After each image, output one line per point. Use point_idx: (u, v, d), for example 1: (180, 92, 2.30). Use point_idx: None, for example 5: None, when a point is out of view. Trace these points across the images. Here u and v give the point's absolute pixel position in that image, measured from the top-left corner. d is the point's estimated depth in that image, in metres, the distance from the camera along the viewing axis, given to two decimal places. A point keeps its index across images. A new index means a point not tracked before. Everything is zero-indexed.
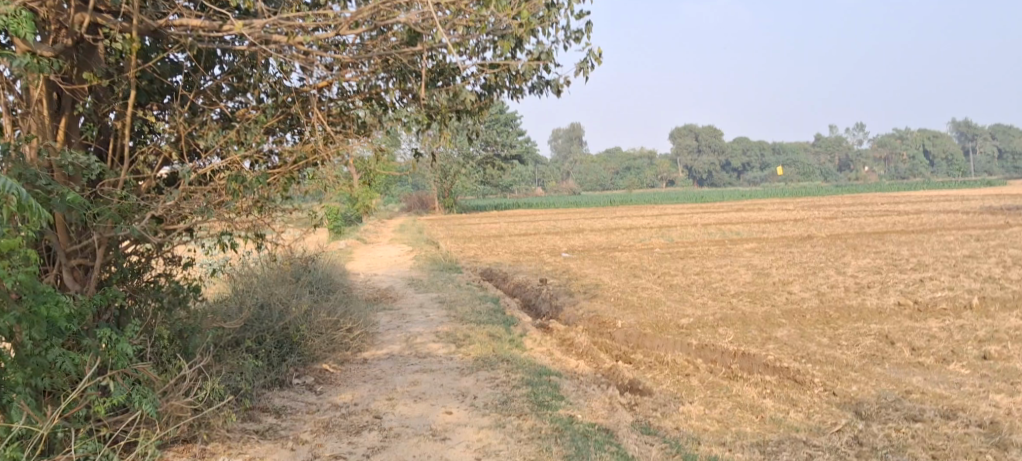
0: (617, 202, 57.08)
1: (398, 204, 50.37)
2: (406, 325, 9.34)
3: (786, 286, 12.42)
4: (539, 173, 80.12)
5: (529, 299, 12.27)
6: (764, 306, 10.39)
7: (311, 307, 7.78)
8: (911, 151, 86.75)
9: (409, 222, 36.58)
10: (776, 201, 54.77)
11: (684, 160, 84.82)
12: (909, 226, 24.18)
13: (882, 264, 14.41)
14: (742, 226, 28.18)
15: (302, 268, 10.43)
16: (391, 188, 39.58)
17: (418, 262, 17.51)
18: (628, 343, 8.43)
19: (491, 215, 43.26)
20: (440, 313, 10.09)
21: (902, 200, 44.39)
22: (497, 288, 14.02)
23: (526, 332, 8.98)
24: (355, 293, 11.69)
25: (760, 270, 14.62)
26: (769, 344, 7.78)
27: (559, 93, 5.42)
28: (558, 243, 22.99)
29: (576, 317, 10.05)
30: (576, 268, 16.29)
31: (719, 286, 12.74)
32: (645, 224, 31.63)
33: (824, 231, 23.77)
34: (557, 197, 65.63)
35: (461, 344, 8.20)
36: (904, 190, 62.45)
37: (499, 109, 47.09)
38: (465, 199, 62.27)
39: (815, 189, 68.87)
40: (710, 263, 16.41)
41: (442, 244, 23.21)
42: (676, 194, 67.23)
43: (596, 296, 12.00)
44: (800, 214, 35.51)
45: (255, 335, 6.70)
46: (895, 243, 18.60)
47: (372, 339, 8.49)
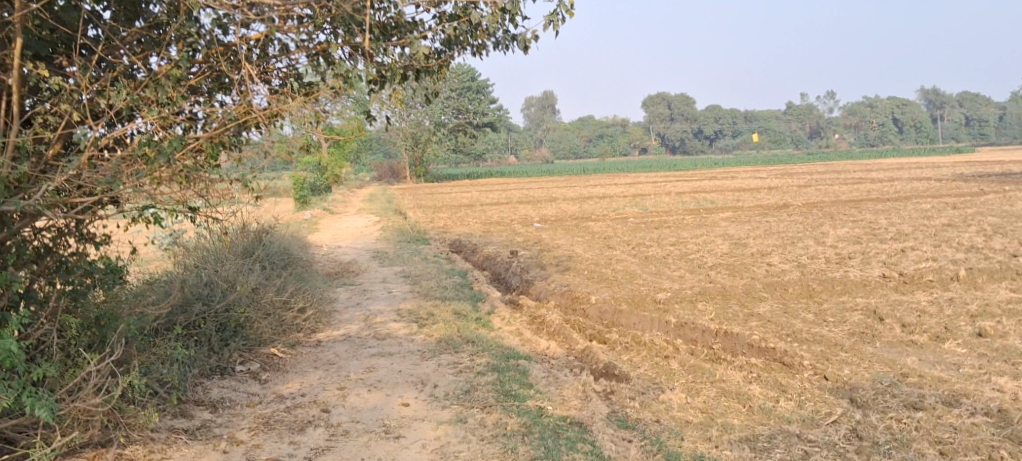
0: (590, 171, 56.61)
1: (368, 173, 49.34)
2: (366, 302, 8.73)
3: (764, 257, 11.99)
4: (511, 141, 79.24)
5: (499, 272, 11.70)
6: (744, 278, 9.95)
7: (260, 283, 7.08)
8: (881, 119, 87.19)
9: (377, 191, 35.68)
10: (748, 169, 54.55)
11: (657, 128, 84.46)
12: (884, 194, 23.96)
13: (861, 234, 14.05)
14: (716, 195, 27.83)
15: (256, 241, 9.73)
16: (360, 157, 38.60)
17: (385, 233, 16.83)
18: (602, 321, 7.92)
19: (463, 184, 42.53)
20: (403, 289, 9.50)
21: (875, 168, 44.37)
22: (466, 260, 13.42)
23: (494, 309, 8.42)
24: (314, 268, 11.02)
25: (737, 241, 14.18)
26: (752, 321, 7.29)
27: (527, 48, 4.87)
28: (530, 212, 22.41)
29: (547, 292, 9.51)
30: (548, 238, 15.77)
31: (696, 258, 12.27)
32: (619, 193, 31.20)
33: (799, 200, 23.48)
34: (530, 166, 64.91)
35: (423, 323, 7.61)
36: (874, 158, 62.67)
37: (471, 76, 46.03)
38: (436, 168, 61.35)
39: (787, 157, 68.89)
40: (685, 233, 15.97)
41: (410, 214, 22.50)
42: (647, 162, 66.90)
43: (569, 268, 11.46)
44: (774, 182, 35.28)
45: (190, 319, 6.00)
46: (872, 211, 18.29)
47: (328, 319, 7.87)
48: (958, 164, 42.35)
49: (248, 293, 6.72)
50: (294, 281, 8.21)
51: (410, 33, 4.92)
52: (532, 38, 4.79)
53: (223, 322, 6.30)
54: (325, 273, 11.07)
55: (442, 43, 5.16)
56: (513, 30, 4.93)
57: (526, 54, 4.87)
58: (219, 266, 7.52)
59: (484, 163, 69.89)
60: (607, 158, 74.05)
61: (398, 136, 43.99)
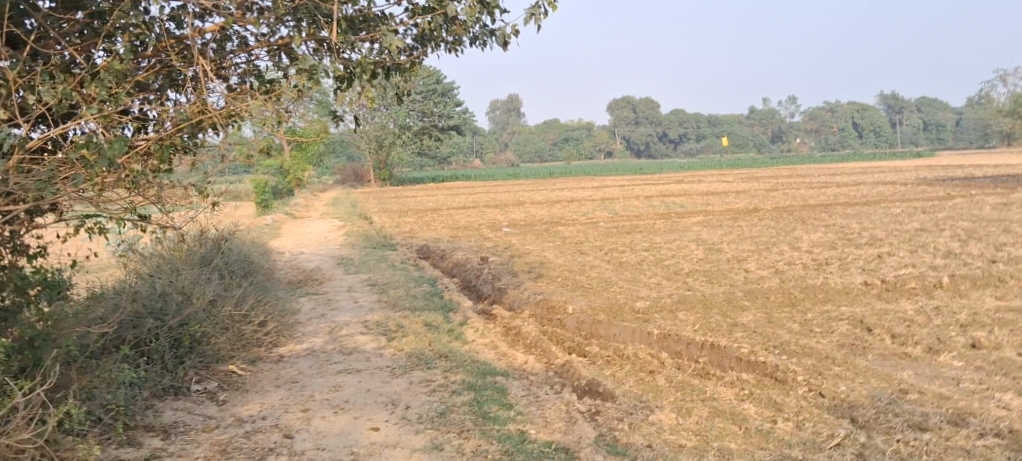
0: (557, 174, 56.48)
1: (332, 175, 48.52)
2: (331, 313, 8.26)
3: (741, 263, 11.78)
4: (477, 144, 78.87)
5: (470, 279, 11.29)
6: (723, 286, 9.71)
7: (217, 295, 6.54)
8: (841, 125, 88.72)
9: (341, 195, 35.00)
10: (713, 173, 54.91)
11: (622, 132, 84.78)
12: (851, 198, 24.13)
13: (835, 239, 13.95)
14: (685, 198, 27.79)
15: (214, 248, 9.19)
16: (324, 159, 37.87)
17: (350, 239, 16.30)
18: (580, 332, 7.58)
19: (430, 187, 42.00)
20: (370, 298, 9.04)
21: (839, 171, 44.93)
22: (436, 267, 12.99)
23: (467, 319, 8.02)
24: (276, 277, 10.49)
25: (711, 246, 13.99)
26: (737, 333, 7.01)
27: (507, 44, 4.48)
28: (499, 216, 22.04)
29: (521, 300, 9.13)
30: (519, 243, 15.42)
31: (671, 264, 12.02)
32: (588, 196, 31.04)
33: (768, 204, 23.51)
34: (496, 169, 64.56)
35: (393, 336, 7.17)
36: (835, 162, 63.61)
37: (437, 79, 45.48)
38: (402, 171, 60.72)
39: (750, 160, 69.61)
40: (658, 238, 15.76)
41: (376, 218, 21.99)
42: (613, 165, 67.02)
43: (542, 275, 11.10)
44: (741, 186, 35.43)
45: (138, 336, 5.47)
46: (842, 215, 18.30)
47: (291, 331, 7.37)
48: (920, 168, 43.07)
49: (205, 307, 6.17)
50: (254, 292, 7.68)
51: (380, 27, 4.51)
52: (512, 33, 4.42)
53: (176, 337, 5.76)
54: (288, 281, 10.55)
55: (414, 39, 4.76)
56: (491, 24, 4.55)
57: (506, 51, 4.48)
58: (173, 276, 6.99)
59: (450, 167, 69.46)
60: (573, 162, 74.13)
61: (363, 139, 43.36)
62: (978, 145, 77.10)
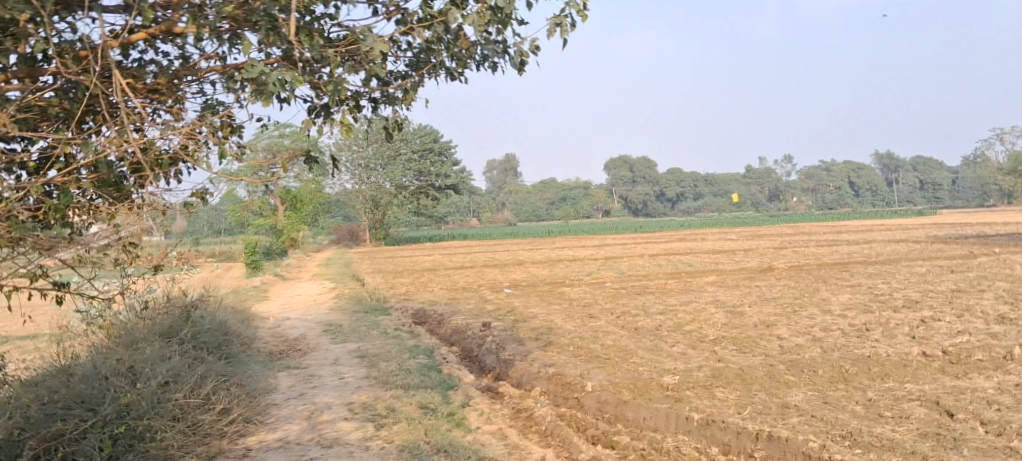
0: (556, 233, 55.47)
1: (328, 235, 47.46)
2: (312, 392, 7.12)
3: (770, 329, 10.65)
4: (475, 204, 78.28)
5: (471, 348, 10.14)
6: (758, 357, 8.60)
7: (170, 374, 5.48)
8: (839, 183, 88.36)
9: (337, 255, 33.93)
10: (711, 230, 53.87)
11: (619, 191, 84.06)
12: (866, 257, 23.06)
13: (866, 301, 12.86)
14: (691, 257, 26.67)
15: (181, 317, 8.11)
16: (319, 220, 36.89)
17: (341, 302, 15.17)
18: (603, 414, 6.45)
19: (427, 247, 40.91)
20: (358, 374, 7.89)
21: (841, 229, 44.06)
22: (433, 334, 11.83)
23: (469, 399, 6.87)
24: (254, 347, 9.35)
25: (732, 309, 12.86)
26: (793, 419, 5.90)
27: (523, 64, 3.55)
28: (500, 277, 20.91)
29: (530, 375, 7.98)
30: (522, 306, 14.28)
31: (693, 329, 10.88)
32: (590, 255, 29.97)
33: (781, 263, 22.46)
34: (492, 228, 63.54)
35: (382, 422, 6.02)
36: (834, 220, 62.71)
37: (434, 138, 44.84)
38: (398, 230, 59.60)
39: (751, 219, 68.74)
40: (672, 300, 14.62)
41: (370, 279, 20.85)
42: (611, 224, 66.02)
43: (552, 343, 9.95)
44: (748, 244, 34.34)
45: (47, 435, 4.39)
46: (863, 275, 17.27)
47: (262, 416, 6.24)
48: (925, 226, 42.38)
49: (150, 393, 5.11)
50: (223, 369, 6.59)
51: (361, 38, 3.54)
52: (531, 50, 3.50)
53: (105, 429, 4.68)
54: (267, 352, 9.40)
55: (406, 64, 3.85)
56: (502, 40, 3.64)
57: (522, 74, 3.56)
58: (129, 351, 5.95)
59: (447, 226, 68.62)
60: (570, 221, 73.47)
61: (359, 198, 42.52)
62: (975, 202, 76.90)
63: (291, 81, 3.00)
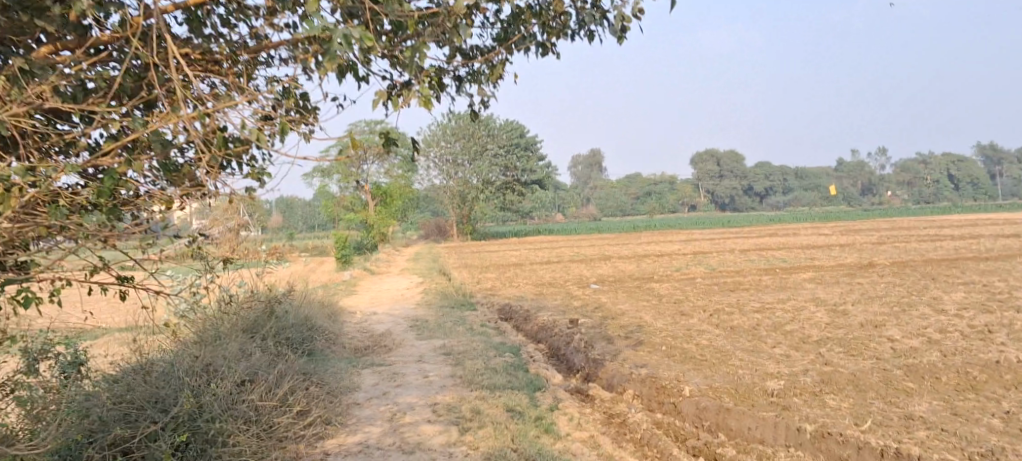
0: (641, 228, 54.50)
1: (414, 231, 48.02)
2: (394, 390, 6.94)
3: (880, 329, 9.82)
4: (558, 199, 78.09)
5: (558, 347, 9.76)
6: (870, 360, 7.89)
7: (244, 375, 5.52)
8: (941, 175, 83.44)
9: (423, 250, 34.18)
10: (802, 225, 51.88)
11: (706, 185, 81.81)
12: (977, 252, 21.49)
13: (985, 300, 11.79)
14: (784, 253, 25.52)
15: (265, 312, 8.12)
16: (406, 216, 37.22)
17: (426, 297, 15.09)
18: (703, 423, 5.98)
19: (511, 242, 40.87)
20: (442, 372, 7.65)
21: (947, 224, 41.43)
22: (518, 331, 11.52)
23: (557, 402, 6.51)
24: (339, 343, 9.27)
25: (835, 307, 12.02)
26: (920, 433, 5.27)
27: (624, 30, 3.17)
28: (585, 272, 20.47)
29: (620, 376, 7.53)
30: (609, 302, 13.79)
31: (794, 329, 10.17)
32: (677, 250, 29.15)
33: (883, 258, 21.16)
34: (575, 224, 62.92)
35: (466, 426, 5.74)
36: (938, 214, 59.20)
37: (519, 133, 44.70)
38: (483, 226, 59.89)
39: (846, 213, 65.74)
40: (767, 297, 13.84)
41: (454, 274, 20.76)
42: (697, 219, 64.39)
43: (642, 342, 9.46)
44: (843, 239, 32.76)
45: (120, 437, 4.50)
46: (977, 272, 15.98)
47: (343, 416, 6.10)
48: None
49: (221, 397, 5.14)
50: (302, 366, 6.58)
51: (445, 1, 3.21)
52: (633, 14, 3.12)
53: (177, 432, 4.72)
54: (353, 348, 9.30)
55: (494, 37, 3.51)
56: (599, 5, 3.26)
57: (621, 42, 3.18)
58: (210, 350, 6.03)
59: (532, 221, 68.56)
60: (655, 215, 72.15)
61: (445, 194, 42.77)
62: None
63: (360, 37, 2.65)
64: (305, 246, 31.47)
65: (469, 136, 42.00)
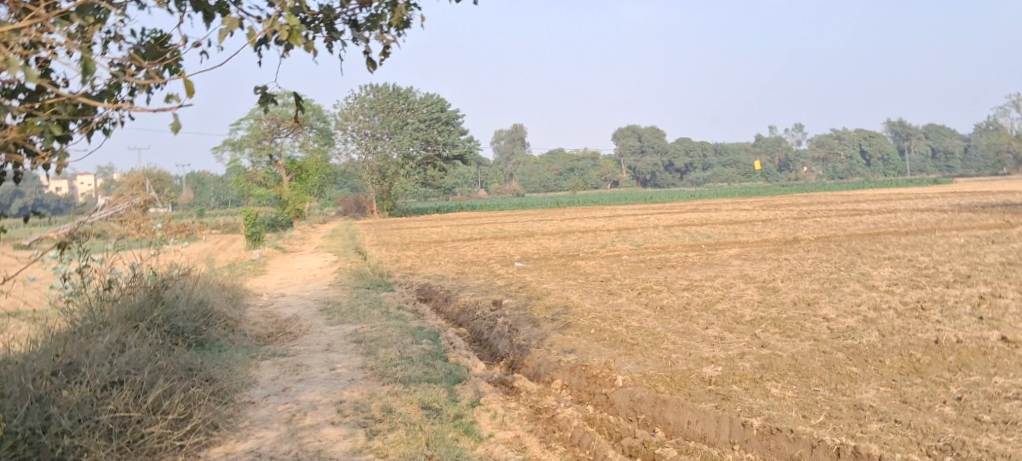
0: (565, 203, 54.38)
1: (333, 207, 46.34)
2: (296, 386, 6.08)
3: (812, 308, 9.57)
4: (482, 175, 77.37)
5: (481, 331, 9.10)
6: (807, 342, 7.57)
7: (114, 375, 4.59)
8: (850, 153, 86.61)
9: (341, 227, 32.87)
10: (721, 201, 52.71)
11: (628, 161, 82.26)
12: (892, 227, 21.96)
13: (911, 276, 11.78)
14: (708, 228, 25.56)
15: (150, 297, 7.10)
16: (325, 191, 35.66)
17: (340, 277, 14.20)
18: (638, 417, 5.45)
19: (434, 218, 39.90)
20: (352, 364, 6.85)
21: (860, 198, 42.94)
22: (438, 314, 10.82)
23: (480, 396, 5.87)
24: (239, 330, 8.34)
25: (764, 285, 11.80)
26: (873, 425, 4.88)
27: None
28: (509, 249, 19.84)
29: (548, 364, 6.94)
30: (535, 282, 13.22)
31: (727, 309, 9.83)
32: (602, 226, 28.88)
33: (805, 233, 21.37)
34: (499, 200, 62.11)
35: (375, 429, 5.01)
36: (848, 190, 61.27)
37: (440, 107, 43.62)
38: (405, 202, 58.45)
39: (762, 188, 67.29)
40: (695, 274, 13.56)
41: (373, 252, 19.81)
42: (620, 195, 64.67)
43: (571, 325, 8.92)
44: (763, 214, 33.26)
45: None
46: (897, 246, 16.14)
47: (233, 419, 5.17)
48: (943, 195, 41.14)
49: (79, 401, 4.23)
50: (190, 358, 5.64)
51: None
52: None
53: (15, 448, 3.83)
54: (254, 336, 8.40)
55: None
56: None
57: None
58: (75, 344, 5.04)
59: (455, 197, 67.61)
60: (578, 191, 72.16)
61: (365, 169, 41.37)
62: (989, 171, 75.41)
63: None
64: (215, 223, 29.77)
65: (388, 110, 42.05)
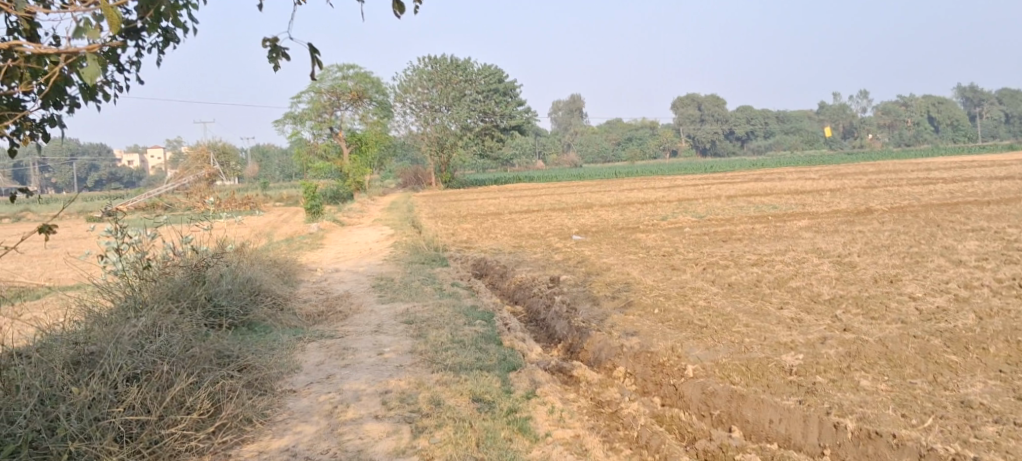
0: (622, 174, 53.35)
1: (391, 180, 46.44)
2: (341, 373, 5.71)
3: (896, 286, 8.77)
4: (540, 145, 76.75)
5: (537, 310, 8.63)
6: (896, 325, 6.85)
7: (138, 366, 4.34)
8: (922, 117, 82.53)
9: (399, 199, 32.88)
10: (783, 170, 50.75)
11: (687, 130, 80.12)
12: (975, 196, 20.55)
13: (1003, 250, 10.79)
14: (775, 199, 24.47)
15: (193, 277, 6.84)
16: (383, 164, 35.62)
17: (395, 252, 13.87)
18: (712, 413, 4.92)
19: (491, 190, 39.51)
20: (402, 348, 6.46)
21: (932, 166, 40.86)
22: (493, 291, 10.39)
23: (536, 385, 5.41)
24: (288, 309, 8.03)
25: (841, 260, 10.97)
26: (987, 428, 4.24)
27: None
28: (567, 221, 19.28)
29: (609, 349, 6.43)
30: (594, 256, 12.65)
31: (801, 287, 9.10)
32: (663, 197, 27.98)
33: (880, 203, 20.16)
34: (556, 170, 61.36)
35: (423, 424, 4.61)
36: (920, 157, 58.26)
37: (497, 78, 42.93)
38: (462, 173, 58.26)
39: (828, 157, 64.64)
40: (764, 248, 12.78)
41: (429, 225, 19.52)
42: (680, 165, 63.02)
43: (633, 304, 8.35)
44: (832, 183, 31.76)
45: None
46: (983, 217, 14.98)
47: (270, 411, 4.84)
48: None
49: (94, 397, 3.98)
50: (228, 344, 5.33)
51: None
52: None
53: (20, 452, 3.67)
54: (304, 314, 8.11)
55: None
56: None
57: None
58: (107, 327, 4.83)
59: (512, 168, 66.96)
60: (637, 161, 70.70)
61: (422, 141, 41.16)
62: None
63: None
64: (276, 196, 29.98)
65: (446, 81, 41.57)
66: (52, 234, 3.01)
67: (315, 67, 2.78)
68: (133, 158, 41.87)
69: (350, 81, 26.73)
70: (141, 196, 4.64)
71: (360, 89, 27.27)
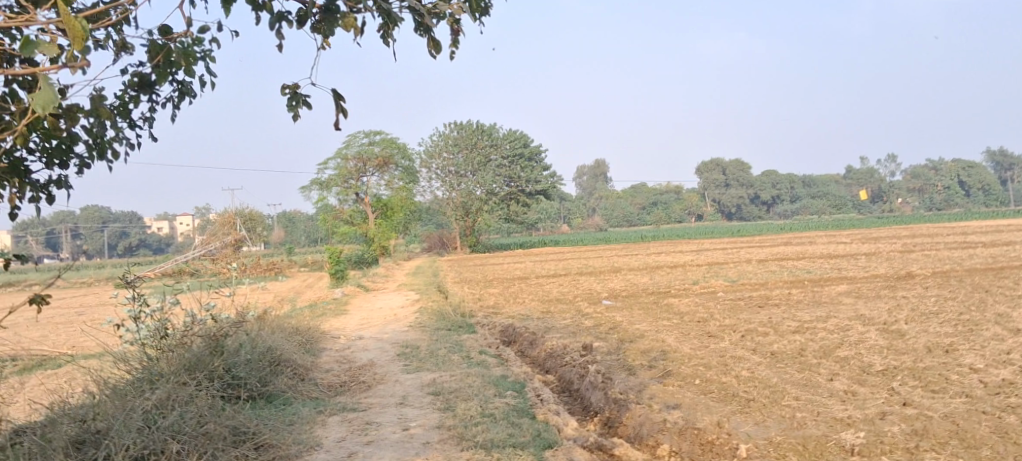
0: (648, 238, 52.86)
1: (417, 244, 46.41)
2: (363, 449, 5.36)
3: (953, 356, 8.22)
4: (565, 210, 76.67)
5: (570, 380, 8.19)
6: (961, 399, 6.32)
7: (146, 446, 4.17)
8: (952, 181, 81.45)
9: (424, 264, 32.67)
10: (811, 234, 49.97)
11: (712, 194, 79.70)
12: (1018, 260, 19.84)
13: None
14: (807, 263, 23.89)
15: (212, 346, 6.58)
16: (409, 228, 35.58)
17: (420, 317, 13.53)
18: None
19: (516, 254, 39.24)
20: (428, 421, 6.09)
21: (968, 230, 39.90)
22: (522, 359, 9.96)
23: None
24: (310, 379, 7.71)
25: (888, 327, 10.40)
26: None
27: None
28: (595, 286, 18.85)
29: (649, 423, 6.00)
30: (626, 322, 12.19)
31: (850, 356, 8.56)
32: (692, 261, 27.47)
33: (919, 267, 19.50)
34: (581, 234, 61.07)
35: None
36: (952, 222, 57.12)
37: (523, 142, 43.28)
38: (487, 237, 58.16)
39: (858, 221, 63.64)
40: (804, 314, 12.23)
41: (454, 290, 19.20)
42: (706, 230, 62.47)
43: (672, 374, 7.88)
44: (865, 247, 31.04)
45: None
46: None
47: None
48: None
49: None
50: (245, 418, 5.09)
51: None
52: None
53: None
54: (325, 384, 7.78)
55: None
56: None
57: None
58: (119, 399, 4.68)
59: (538, 233, 66.80)
60: (662, 226, 70.19)
61: (447, 206, 41.21)
62: None
63: None
64: (302, 261, 29.98)
65: (472, 146, 41.87)
66: (46, 303, 2.75)
67: (340, 114, 2.60)
68: (163, 224, 42.43)
69: (378, 146, 26.95)
70: (168, 261, 4.54)
71: (387, 155, 27.19)
